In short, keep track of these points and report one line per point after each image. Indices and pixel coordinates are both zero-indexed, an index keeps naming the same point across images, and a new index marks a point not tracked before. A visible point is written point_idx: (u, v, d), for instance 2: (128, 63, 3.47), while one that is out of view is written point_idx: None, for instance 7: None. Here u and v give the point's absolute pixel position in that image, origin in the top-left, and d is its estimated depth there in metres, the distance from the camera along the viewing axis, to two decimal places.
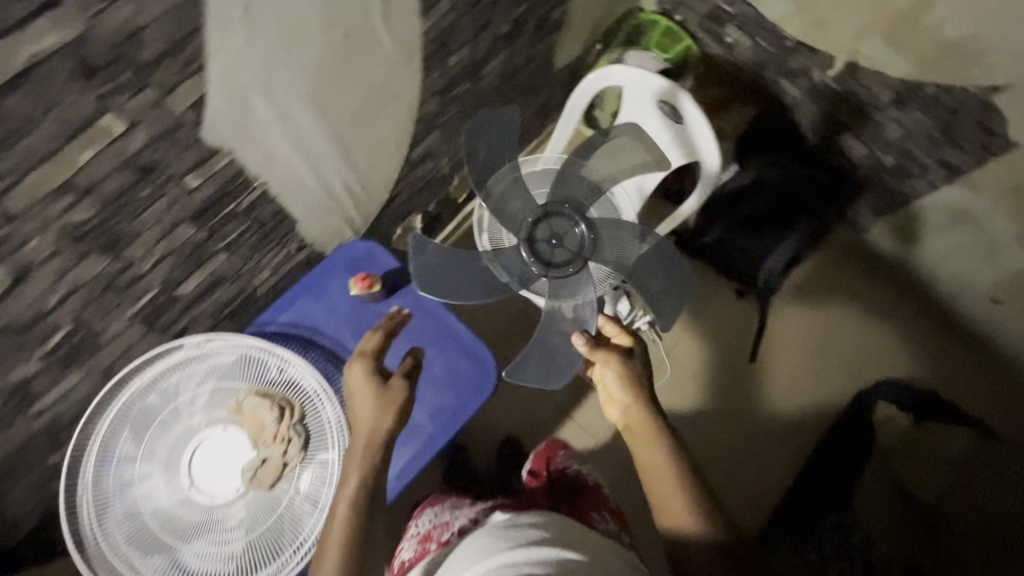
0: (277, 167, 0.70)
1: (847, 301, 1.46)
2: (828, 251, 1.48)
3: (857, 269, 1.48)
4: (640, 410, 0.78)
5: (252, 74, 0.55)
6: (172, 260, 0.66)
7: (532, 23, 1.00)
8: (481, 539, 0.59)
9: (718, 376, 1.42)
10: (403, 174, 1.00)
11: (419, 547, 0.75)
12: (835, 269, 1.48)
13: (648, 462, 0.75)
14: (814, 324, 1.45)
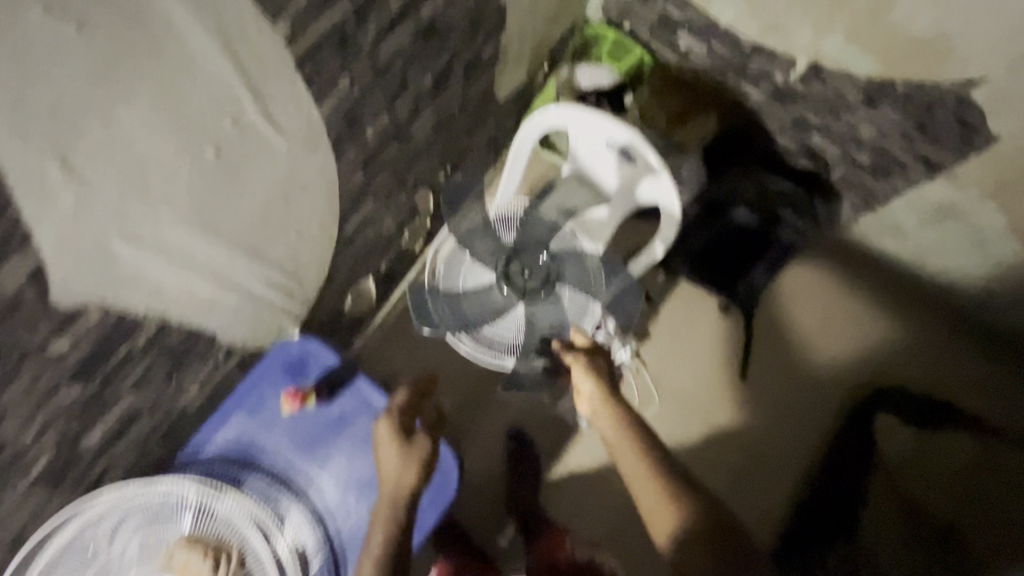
0: (172, 297, 0.61)
1: (834, 305, 1.37)
2: (813, 254, 1.40)
3: (839, 271, 1.40)
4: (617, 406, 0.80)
5: (102, 226, 0.47)
6: (61, 423, 0.58)
7: (461, 69, 0.91)
8: None
9: (712, 403, 1.32)
10: (340, 250, 0.92)
11: None
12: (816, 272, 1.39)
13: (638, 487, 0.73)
14: (805, 331, 1.36)
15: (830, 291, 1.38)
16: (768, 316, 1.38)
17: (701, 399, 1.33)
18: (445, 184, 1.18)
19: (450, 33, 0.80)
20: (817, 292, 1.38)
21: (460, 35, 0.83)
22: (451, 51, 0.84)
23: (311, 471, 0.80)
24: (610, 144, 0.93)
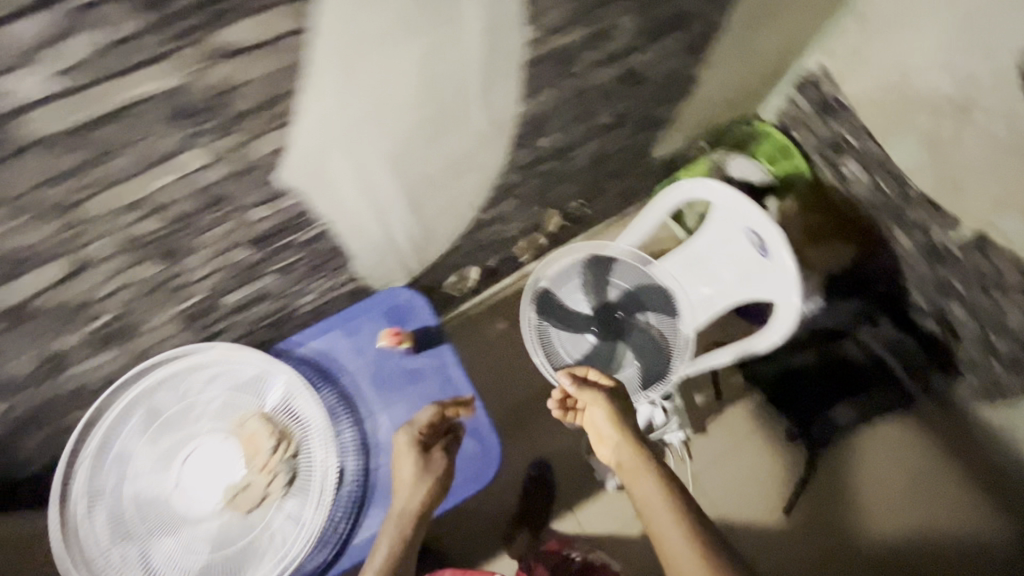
0: (340, 212, 0.71)
1: (910, 478, 1.27)
2: (912, 421, 1.30)
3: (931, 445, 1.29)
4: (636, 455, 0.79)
5: (337, 133, 0.57)
6: (222, 274, 0.68)
7: (636, 117, 0.98)
8: None
9: (747, 531, 1.26)
10: (469, 231, 1.00)
11: None
12: (906, 436, 1.29)
13: (650, 504, 0.72)
14: (876, 501, 1.26)
15: (911, 462, 1.28)
16: (839, 470, 1.29)
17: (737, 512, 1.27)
18: (572, 212, 1.25)
19: (643, 83, 0.87)
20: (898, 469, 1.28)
21: (649, 89, 0.91)
22: (636, 98, 0.91)
23: (375, 411, 0.83)
24: (750, 233, 0.94)
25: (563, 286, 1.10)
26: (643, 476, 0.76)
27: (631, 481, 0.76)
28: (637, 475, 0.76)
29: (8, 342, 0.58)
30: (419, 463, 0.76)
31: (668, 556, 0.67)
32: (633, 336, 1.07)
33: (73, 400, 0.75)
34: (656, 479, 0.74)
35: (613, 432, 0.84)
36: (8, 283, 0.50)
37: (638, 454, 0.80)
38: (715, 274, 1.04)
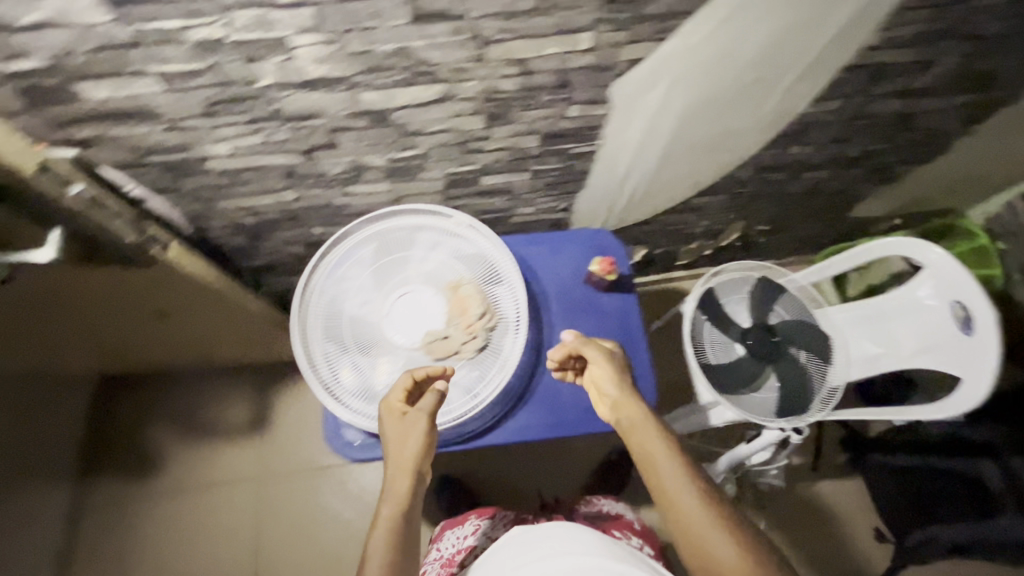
0: (617, 141, 0.79)
1: None
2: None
3: None
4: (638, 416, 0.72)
5: (683, 65, 0.64)
6: (504, 154, 0.78)
7: (872, 164, 1.00)
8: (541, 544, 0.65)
9: None
10: (672, 210, 1.05)
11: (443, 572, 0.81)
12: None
13: (652, 456, 0.68)
14: None
15: None
16: None
17: None
18: (750, 235, 1.27)
19: (905, 130, 0.90)
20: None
21: (903, 138, 0.93)
22: (888, 143, 0.94)
23: (551, 323, 0.91)
24: (953, 305, 0.93)
25: (730, 293, 1.13)
26: (643, 425, 0.71)
27: (632, 432, 0.71)
28: (636, 421, 0.71)
29: (349, 139, 0.69)
30: (405, 422, 0.72)
31: (677, 511, 0.63)
32: (783, 363, 1.07)
33: (327, 215, 0.87)
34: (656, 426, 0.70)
35: (612, 385, 0.75)
36: (400, 87, 0.61)
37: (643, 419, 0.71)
38: (894, 338, 1.04)
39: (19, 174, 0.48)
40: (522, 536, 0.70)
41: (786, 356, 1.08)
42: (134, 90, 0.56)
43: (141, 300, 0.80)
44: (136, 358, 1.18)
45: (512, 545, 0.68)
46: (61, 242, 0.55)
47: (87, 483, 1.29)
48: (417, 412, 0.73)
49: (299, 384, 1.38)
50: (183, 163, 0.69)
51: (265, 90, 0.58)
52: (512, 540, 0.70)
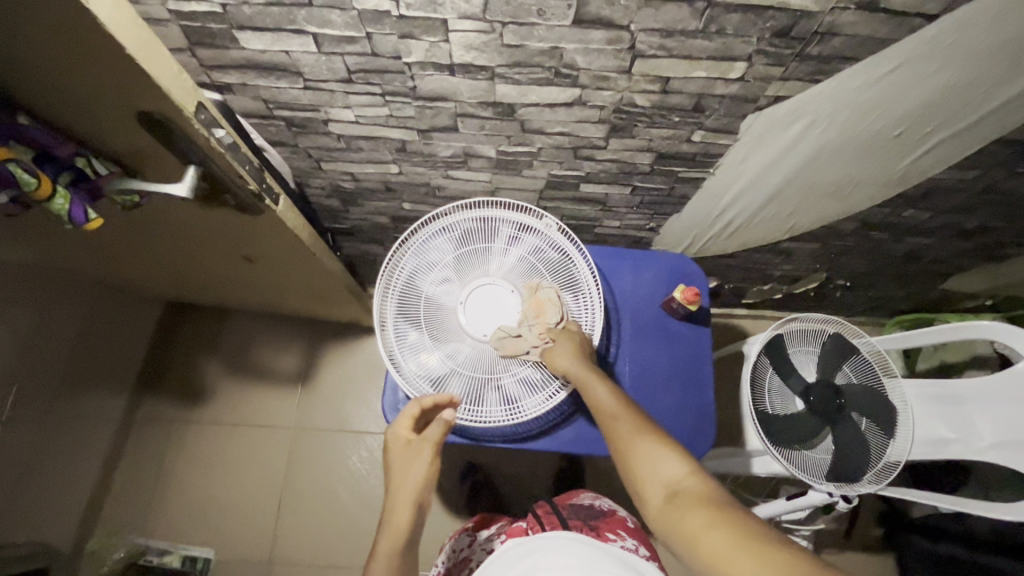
0: (731, 173, 0.76)
1: None
2: None
3: None
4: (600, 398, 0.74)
5: (829, 108, 0.62)
6: (613, 165, 0.77)
7: (983, 240, 0.95)
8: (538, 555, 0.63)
9: None
10: (758, 250, 1.02)
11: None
12: None
13: (605, 405, 0.73)
14: None
15: None
16: None
17: None
18: (828, 287, 1.23)
19: None
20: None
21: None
22: (1008, 223, 0.88)
23: (619, 340, 0.90)
24: None
25: (801, 344, 1.09)
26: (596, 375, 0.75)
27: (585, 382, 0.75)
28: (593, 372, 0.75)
29: (470, 126, 0.69)
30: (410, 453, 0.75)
31: (625, 449, 0.69)
32: (844, 427, 1.03)
33: (421, 193, 0.88)
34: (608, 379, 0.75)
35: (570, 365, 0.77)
36: (537, 85, 0.61)
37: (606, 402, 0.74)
38: (970, 425, 0.99)
39: (180, 111, 0.49)
40: (524, 545, 0.66)
41: (847, 420, 1.03)
42: (288, 47, 0.57)
43: (238, 243, 0.82)
44: (207, 292, 1.22)
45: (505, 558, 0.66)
46: (194, 182, 0.57)
47: (140, 400, 1.35)
48: (422, 443, 0.75)
49: (347, 346, 1.41)
50: (306, 122, 0.70)
51: (407, 67, 0.59)
52: (513, 550, 0.66)
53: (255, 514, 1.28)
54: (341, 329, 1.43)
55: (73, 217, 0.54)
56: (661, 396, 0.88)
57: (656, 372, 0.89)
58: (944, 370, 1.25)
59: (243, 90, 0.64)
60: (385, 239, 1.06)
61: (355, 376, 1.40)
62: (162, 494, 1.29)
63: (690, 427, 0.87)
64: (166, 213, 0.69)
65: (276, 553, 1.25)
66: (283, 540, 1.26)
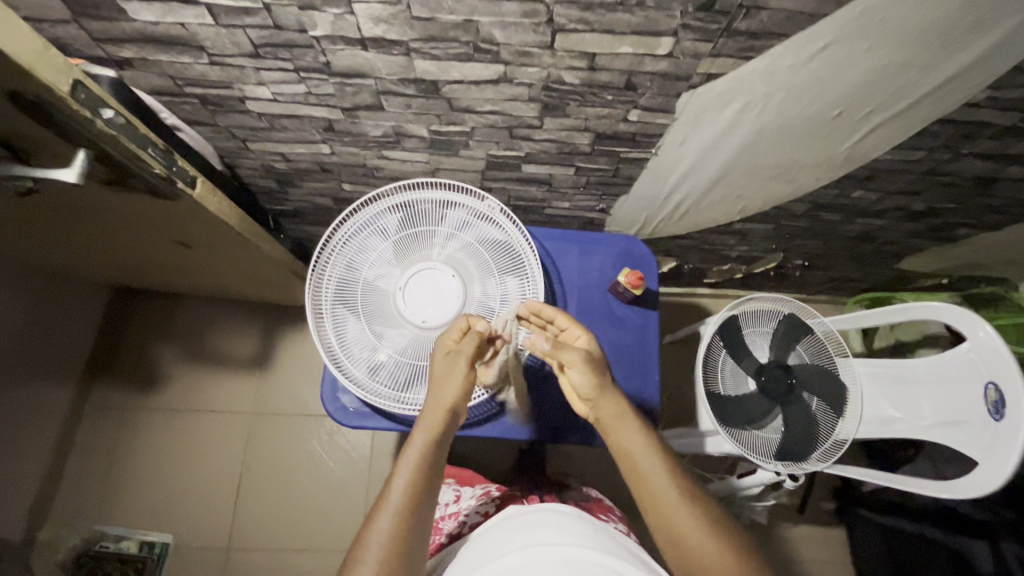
0: (674, 153, 0.74)
1: None
2: None
3: None
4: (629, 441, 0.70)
5: (765, 88, 0.59)
6: (552, 146, 0.73)
7: (934, 221, 0.94)
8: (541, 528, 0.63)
9: None
10: (712, 231, 1.01)
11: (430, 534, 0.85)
12: None
13: (637, 460, 0.69)
14: None
15: None
16: None
17: None
18: (786, 267, 1.22)
19: (980, 194, 0.84)
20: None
21: (975, 201, 0.86)
22: (958, 204, 0.87)
23: None
24: (986, 386, 0.86)
25: (755, 324, 1.09)
26: (629, 422, 0.71)
27: (614, 431, 0.72)
28: (621, 415, 0.72)
29: (395, 104, 0.65)
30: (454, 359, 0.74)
31: (660, 514, 0.65)
32: (792, 406, 1.04)
33: (358, 175, 0.84)
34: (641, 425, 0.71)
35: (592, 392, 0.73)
36: (458, 61, 0.57)
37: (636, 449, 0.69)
38: (914, 403, 0.99)
39: (52, 92, 0.45)
40: (533, 517, 0.66)
41: (795, 399, 1.04)
42: (182, 18, 0.53)
43: (162, 228, 0.78)
44: (153, 276, 1.18)
45: (512, 523, 0.66)
46: (85, 166, 0.53)
47: (91, 386, 1.32)
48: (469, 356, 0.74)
49: (305, 330, 1.39)
50: (222, 100, 0.66)
51: (316, 41, 0.55)
52: (521, 520, 0.66)
53: (212, 499, 1.28)
54: (299, 312, 1.40)
55: None
56: None
57: (602, 356, 0.88)
58: (900, 347, 1.26)
59: (145, 65, 0.60)
60: (330, 220, 1.02)
61: (313, 360, 1.38)
62: (117, 480, 1.27)
63: (635, 411, 0.86)
64: (72, 200, 0.65)
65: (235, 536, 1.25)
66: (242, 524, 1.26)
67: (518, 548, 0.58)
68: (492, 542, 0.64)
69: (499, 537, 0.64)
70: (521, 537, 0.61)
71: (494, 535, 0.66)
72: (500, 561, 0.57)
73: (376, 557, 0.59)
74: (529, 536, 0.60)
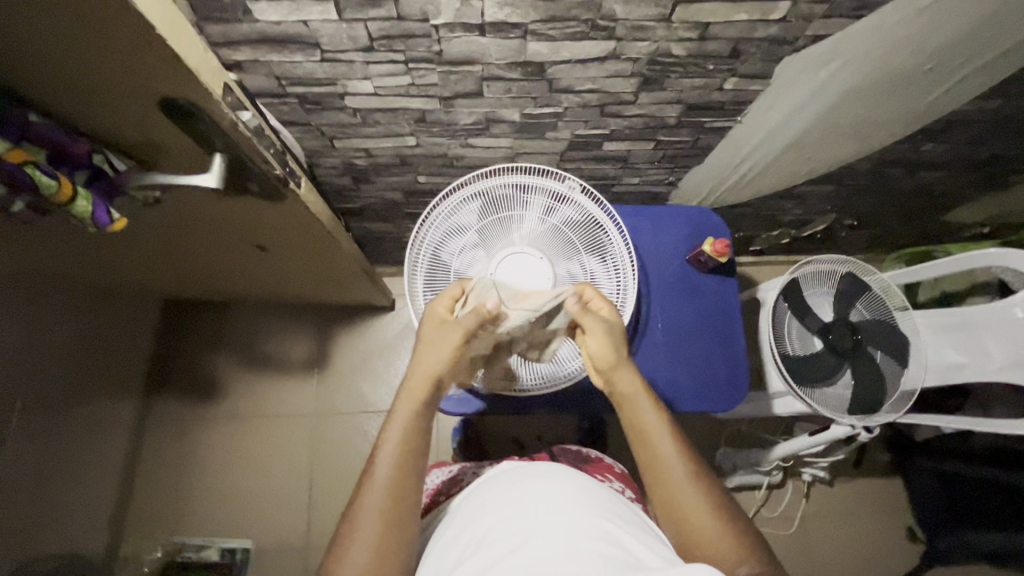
0: (759, 119, 0.75)
1: None
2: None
3: None
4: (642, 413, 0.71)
5: (866, 45, 0.61)
6: (639, 121, 0.75)
7: (993, 169, 0.97)
8: (532, 482, 0.67)
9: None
10: (773, 196, 1.02)
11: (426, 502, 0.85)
12: None
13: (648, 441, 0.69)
14: None
15: None
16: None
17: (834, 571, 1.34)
18: (835, 228, 1.25)
19: None
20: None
21: None
22: (1021, 150, 0.90)
23: (651, 297, 0.90)
24: None
25: (816, 285, 1.12)
26: (645, 404, 0.71)
27: (629, 403, 0.72)
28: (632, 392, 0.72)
29: (495, 89, 0.66)
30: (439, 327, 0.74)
31: (663, 487, 0.66)
32: (860, 361, 1.06)
33: (437, 165, 0.85)
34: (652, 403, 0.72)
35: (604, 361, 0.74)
36: (571, 40, 0.58)
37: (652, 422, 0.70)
38: (980, 349, 1.02)
39: (206, 96, 0.46)
40: (523, 472, 0.71)
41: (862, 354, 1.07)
42: (306, 16, 0.53)
43: (252, 232, 0.79)
44: (212, 285, 1.18)
45: (505, 475, 0.71)
46: (222, 169, 0.53)
47: (153, 401, 1.32)
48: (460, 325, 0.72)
49: (360, 328, 1.40)
50: (321, 97, 0.66)
51: (435, 29, 0.55)
52: (516, 471, 0.71)
53: (286, 501, 1.29)
54: (352, 311, 1.41)
55: (97, 219, 0.51)
56: (696, 348, 0.89)
57: (689, 326, 0.90)
58: (947, 298, 1.29)
59: (254, 67, 0.60)
60: (396, 214, 1.03)
61: (371, 357, 1.39)
62: (188, 491, 1.28)
63: (726, 377, 0.88)
64: (182, 207, 0.66)
65: (312, 535, 1.27)
66: (318, 523, 1.27)
67: (510, 501, 0.64)
68: (485, 492, 0.69)
69: (490, 487, 0.70)
70: (513, 490, 0.66)
71: (484, 490, 0.71)
72: (493, 515, 0.62)
73: (371, 529, 0.61)
74: (519, 489, 0.65)
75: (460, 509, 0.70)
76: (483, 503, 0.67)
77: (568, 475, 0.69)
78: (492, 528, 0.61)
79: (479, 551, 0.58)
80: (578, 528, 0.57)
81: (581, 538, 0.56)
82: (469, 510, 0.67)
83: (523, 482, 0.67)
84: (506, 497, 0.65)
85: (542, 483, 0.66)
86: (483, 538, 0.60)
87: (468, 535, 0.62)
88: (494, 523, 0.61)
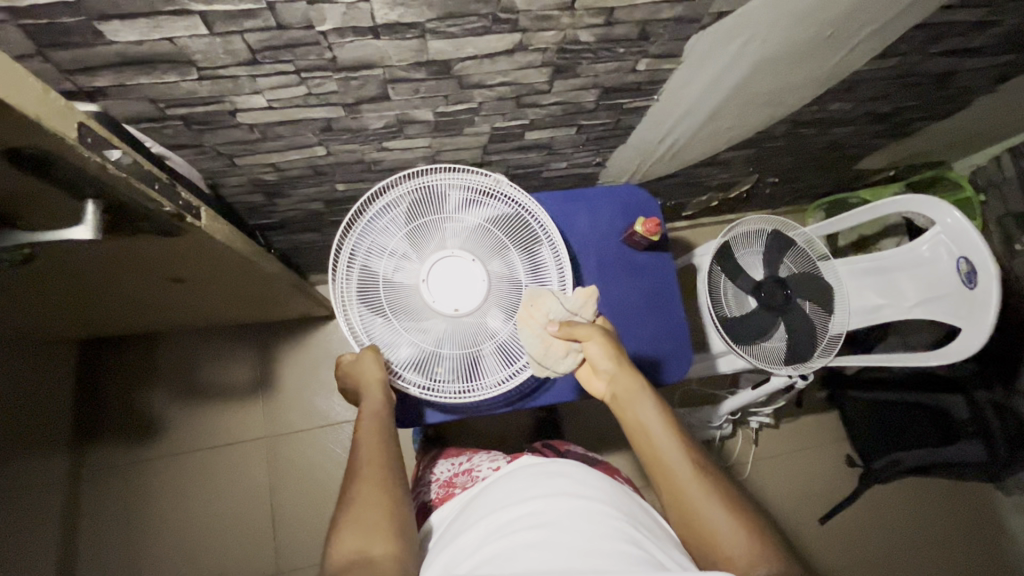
0: (675, 96, 0.75)
1: (944, 529, 1.46)
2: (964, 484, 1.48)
3: (968, 513, 1.47)
4: (639, 415, 0.73)
5: (769, 19, 0.61)
6: (557, 108, 0.73)
7: (897, 119, 1.02)
8: (559, 478, 0.65)
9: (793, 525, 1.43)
10: (699, 165, 1.04)
11: (442, 491, 0.81)
12: (953, 495, 1.48)
13: (652, 436, 0.72)
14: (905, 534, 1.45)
15: (946, 517, 1.47)
16: (887, 503, 1.47)
17: (788, 506, 1.44)
18: (759, 186, 1.29)
19: (939, 87, 0.91)
20: (918, 511, 1.47)
21: (933, 95, 0.94)
22: (919, 100, 0.95)
23: (591, 282, 0.90)
24: (958, 261, 0.98)
25: (746, 245, 1.15)
26: (642, 401, 0.73)
27: (625, 404, 0.75)
28: (634, 391, 0.74)
29: (402, 91, 0.62)
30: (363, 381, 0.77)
31: (675, 489, 0.68)
32: (790, 315, 1.12)
33: (355, 171, 0.80)
34: (656, 401, 0.73)
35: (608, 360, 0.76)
36: (474, 36, 0.54)
37: (664, 431, 0.71)
38: (898, 289, 1.10)
39: (60, 142, 0.40)
40: (547, 467, 0.68)
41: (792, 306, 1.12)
42: (170, 33, 0.47)
43: (158, 267, 0.72)
44: (126, 320, 1.08)
45: (529, 470, 0.69)
46: (97, 219, 0.48)
47: (83, 452, 1.22)
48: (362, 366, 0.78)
49: (301, 341, 1.33)
50: (208, 117, 0.60)
51: (323, 36, 0.50)
52: (535, 467, 0.69)
53: (247, 532, 1.24)
54: (290, 326, 1.34)
55: None
56: (639, 327, 0.90)
57: (630, 307, 0.91)
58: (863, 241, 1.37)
59: (121, 92, 0.53)
60: (321, 224, 0.97)
61: (318, 369, 1.33)
62: (138, 540, 1.20)
63: (670, 351, 0.90)
64: (64, 255, 0.58)
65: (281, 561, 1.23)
66: (285, 548, 1.23)
67: (540, 495, 0.62)
68: (510, 482, 0.67)
69: (512, 484, 0.66)
70: (543, 484, 0.64)
71: (509, 479, 0.68)
72: (524, 507, 0.61)
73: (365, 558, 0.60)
74: (546, 488, 0.63)
75: (473, 503, 0.68)
76: (505, 496, 0.65)
77: (595, 473, 0.68)
78: (518, 521, 0.59)
79: (505, 538, 0.57)
80: (601, 530, 0.57)
81: (604, 539, 0.56)
82: (490, 500, 0.66)
83: (555, 476, 0.66)
84: (534, 489, 0.63)
85: (575, 482, 0.64)
86: (506, 527, 0.59)
87: (494, 522, 0.61)
88: (516, 514, 0.60)
